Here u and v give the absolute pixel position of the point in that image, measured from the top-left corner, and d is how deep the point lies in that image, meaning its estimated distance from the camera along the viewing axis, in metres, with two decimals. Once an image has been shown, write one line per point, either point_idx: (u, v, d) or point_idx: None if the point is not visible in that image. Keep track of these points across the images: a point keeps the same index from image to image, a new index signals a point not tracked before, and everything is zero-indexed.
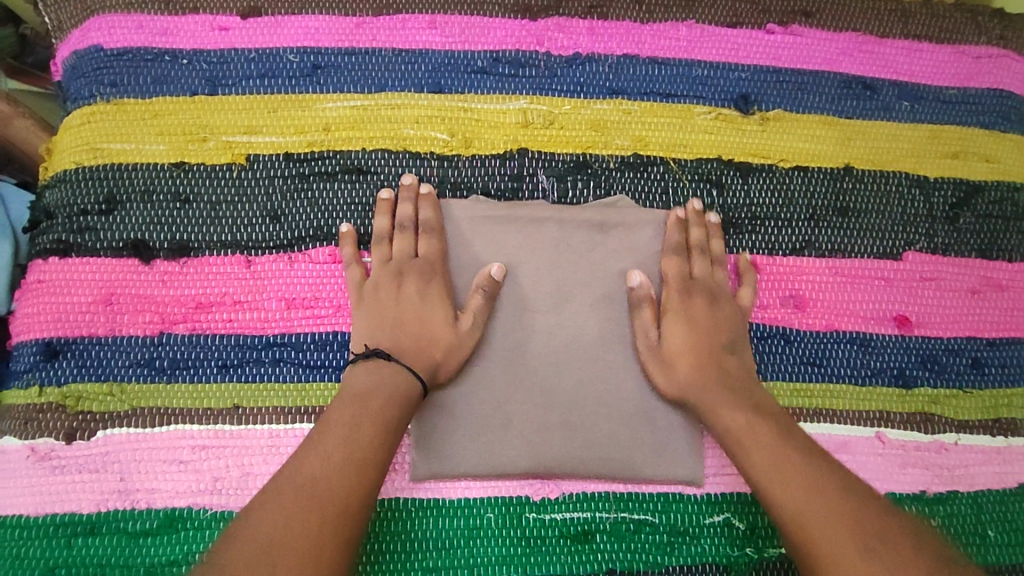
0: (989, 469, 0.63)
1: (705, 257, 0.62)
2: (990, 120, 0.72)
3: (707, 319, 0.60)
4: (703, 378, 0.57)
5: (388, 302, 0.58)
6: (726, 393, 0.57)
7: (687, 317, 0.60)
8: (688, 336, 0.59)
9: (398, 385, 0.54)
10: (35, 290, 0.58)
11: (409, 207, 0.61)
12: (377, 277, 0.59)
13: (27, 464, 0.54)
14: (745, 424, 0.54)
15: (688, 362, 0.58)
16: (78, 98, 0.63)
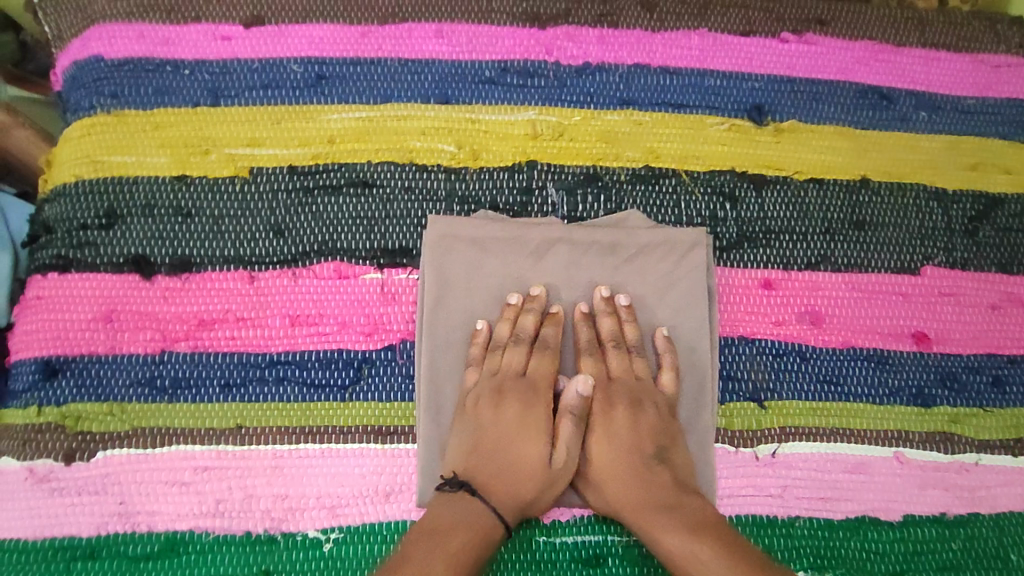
0: (1011, 491, 0.61)
1: (617, 352, 0.59)
2: (1009, 130, 0.70)
3: (631, 427, 0.57)
4: (636, 498, 0.54)
5: (485, 419, 0.56)
6: (662, 514, 0.53)
7: (608, 431, 0.57)
8: (619, 450, 0.56)
9: (480, 528, 0.51)
10: (33, 307, 0.57)
11: (533, 318, 0.58)
12: (479, 386, 0.57)
13: (25, 486, 0.53)
14: (683, 548, 0.51)
15: (616, 483, 0.55)
16: (79, 109, 0.62)
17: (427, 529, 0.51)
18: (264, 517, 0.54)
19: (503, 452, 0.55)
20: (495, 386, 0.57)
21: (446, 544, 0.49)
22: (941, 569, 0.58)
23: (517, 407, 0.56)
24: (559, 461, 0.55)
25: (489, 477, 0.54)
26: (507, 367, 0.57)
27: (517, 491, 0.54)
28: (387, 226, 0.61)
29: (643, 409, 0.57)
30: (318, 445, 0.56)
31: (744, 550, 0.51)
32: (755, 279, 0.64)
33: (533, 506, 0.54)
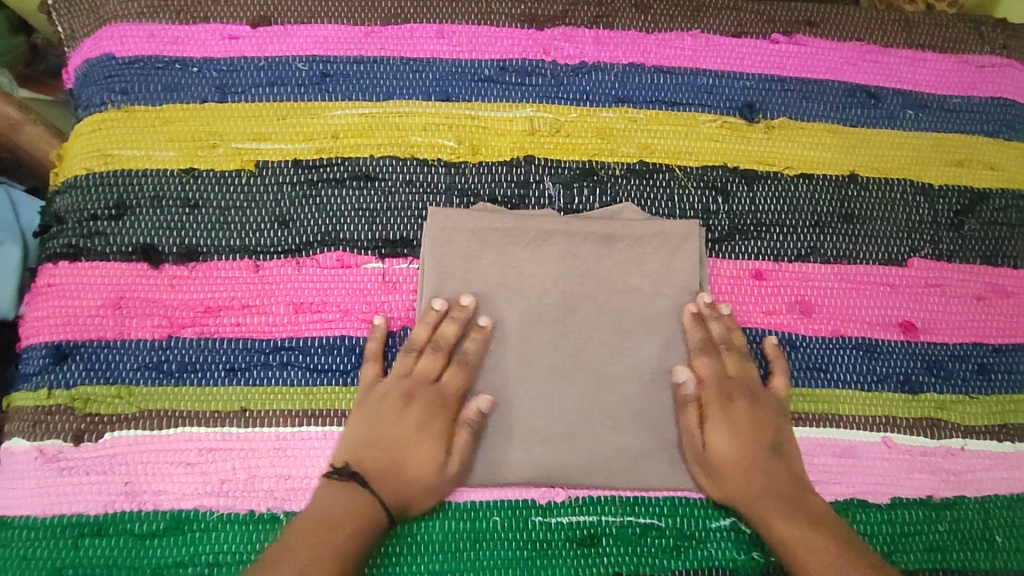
0: (995, 475, 0.63)
1: (735, 352, 0.60)
2: (995, 128, 0.72)
3: (751, 424, 0.58)
4: (756, 488, 0.56)
5: (385, 421, 0.56)
6: (783, 506, 0.55)
7: (730, 425, 0.58)
8: (737, 443, 0.57)
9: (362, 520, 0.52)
10: (44, 294, 0.59)
11: (455, 327, 0.58)
12: (388, 387, 0.57)
13: (35, 465, 0.54)
14: (802, 538, 0.53)
15: (736, 472, 0.57)
16: (90, 105, 0.64)
17: (317, 520, 0.52)
18: (268, 496, 0.56)
19: (399, 451, 0.55)
20: (400, 389, 0.57)
21: (332, 536, 0.51)
22: (928, 549, 0.61)
23: (420, 413, 0.57)
24: (453, 469, 0.56)
25: (377, 475, 0.54)
26: (419, 373, 0.58)
27: (406, 492, 0.54)
28: (388, 218, 0.63)
29: (760, 403, 0.58)
30: (321, 427, 0.58)
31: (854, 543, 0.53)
32: (747, 270, 0.65)
33: (415, 507, 0.55)
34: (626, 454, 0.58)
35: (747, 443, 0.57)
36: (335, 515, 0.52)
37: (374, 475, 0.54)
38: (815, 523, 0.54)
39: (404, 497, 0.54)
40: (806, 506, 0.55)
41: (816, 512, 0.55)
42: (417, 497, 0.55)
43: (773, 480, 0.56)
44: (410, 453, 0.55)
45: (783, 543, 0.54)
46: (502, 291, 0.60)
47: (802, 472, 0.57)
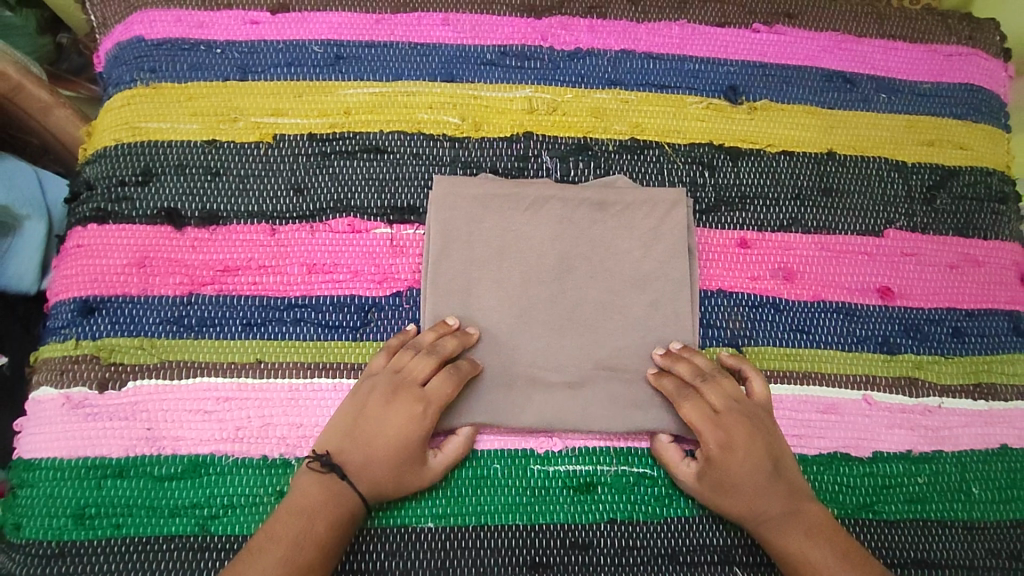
0: (971, 431, 0.67)
1: (715, 386, 0.60)
2: (962, 111, 0.77)
3: (747, 452, 0.58)
4: (763, 510, 0.58)
5: (372, 415, 0.57)
6: (790, 521, 0.57)
7: (723, 460, 0.58)
8: (736, 473, 0.58)
9: (350, 468, 0.56)
10: (73, 254, 0.62)
11: (454, 342, 0.60)
12: (378, 383, 0.58)
13: (61, 411, 0.58)
14: (805, 549, 0.56)
15: (735, 498, 0.58)
16: (120, 83, 0.69)
17: (303, 505, 0.54)
18: (280, 443, 0.59)
19: (376, 442, 0.56)
20: (382, 376, 0.59)
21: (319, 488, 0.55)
22: (908, 500, 0.64)
23: (404, 414, 0.57)
24: (429, 472, 0.58)
25: (356, 464, 0.56)
26: (406, 369, 0.58)
27: (380, 480, 0.56)
28: (396, 187, 0.67)
29: (755, 429, 0.59)
30: (332, 379, 0.61)
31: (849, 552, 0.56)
32: (732, 239, 0.70)
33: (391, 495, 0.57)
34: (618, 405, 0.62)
35: (747, 474, 0.58)
36: (318, 504, 0.54)
37: (354, 467, 0.56)
38: (818, 536, 0.57)
39: (378, 484, 0.56)
40: (810, 518, 0.58)
41: (817, 520, 0.58)
42: (391, 488, 0.57)
43: (778, 500, 0.58)
44: (385, 446, 0.56)
45: (787, 554, 0.57)
46: (502, 255, 0.64)
47: (802, 485, 0.59)
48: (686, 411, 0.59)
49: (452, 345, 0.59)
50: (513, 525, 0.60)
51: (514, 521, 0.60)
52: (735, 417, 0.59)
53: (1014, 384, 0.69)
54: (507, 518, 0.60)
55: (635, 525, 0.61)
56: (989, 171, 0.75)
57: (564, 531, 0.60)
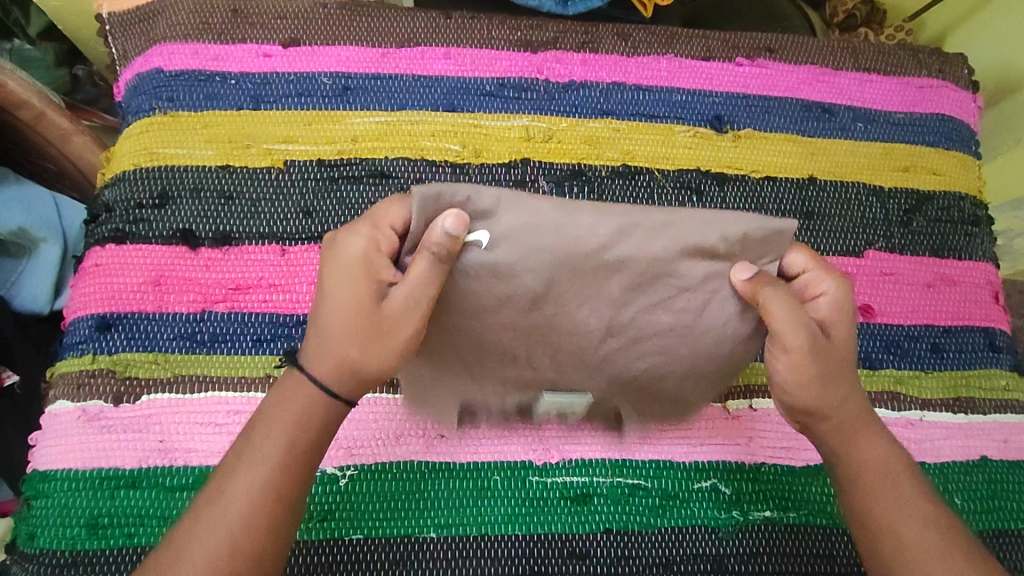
0: (952, 443, 0.69)
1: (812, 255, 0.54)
2: (935, 139, 0.82)
3: (845, 319, 0.54)
4: (846, 404, 0.55)
5: (338, 287, 0.50)
6: (863, 427, 0.55)
7: (838, 322, 0.54)
8: (839, 340, 0.54)
9: (323, 347, 0.51)
10: (92, 273, 0.65)
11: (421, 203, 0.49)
12: (345, 253, 0.50)
13: (77, 423, 0.60)
14: (879, 467, 0.54)
15: (839, 375, 0.54)
16: (139, 111, 0.73)
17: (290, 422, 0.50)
18: None
19: (339, 311, 0.50)
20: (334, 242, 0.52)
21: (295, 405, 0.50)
22: None
23: (359, 277, 0.49)
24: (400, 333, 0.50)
25: (323, 344, 0.50)
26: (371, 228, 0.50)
27: (348, 345, 0.50)
28: None
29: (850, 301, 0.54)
30: None
31: (917, 506, 0.53)
32: None
33: (365, 365, 0.50)
34: (671, 227, 0.47)
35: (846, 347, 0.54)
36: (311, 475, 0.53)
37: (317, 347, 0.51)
38: (890, 459, 0.55)
39: (346, 355, 0.50)
40: (864, 416, 0.56)
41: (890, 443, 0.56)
42: (366, 363, 0.50)
43: (854, 395, 0.55)
44: (342, 301, 0.50)
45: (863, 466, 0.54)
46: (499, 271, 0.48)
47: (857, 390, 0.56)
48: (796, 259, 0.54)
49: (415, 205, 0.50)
50: (512, 535, 0.62)
51: (512, 531, 0.62)
52: (839, 276, 0.54)
53: (992, 398, 0.72)
54: (507, 528, 0.62)
55: (629, 535, 0.63)
56: (961, 195, 0.80)
57: (562, 541, 0.62)
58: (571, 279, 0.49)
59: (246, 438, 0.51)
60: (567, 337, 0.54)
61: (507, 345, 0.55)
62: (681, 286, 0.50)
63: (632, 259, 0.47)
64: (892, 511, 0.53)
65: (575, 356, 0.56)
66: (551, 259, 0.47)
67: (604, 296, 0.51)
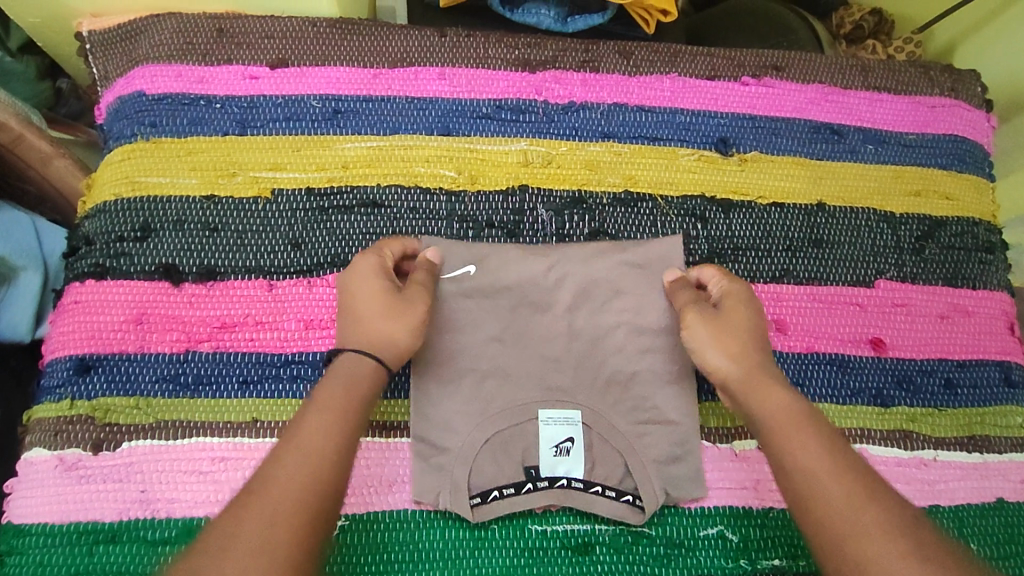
0: (967, 484, 0.67)
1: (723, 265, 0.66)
2: (947, 161, 0.79)
3: (745, 290, 0.63)
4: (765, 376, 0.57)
5: (356, 283, 0.59)
6: (769, 383, 0.56)
7: (743, 305, 0.61)
8: (735, 309, 0.61)
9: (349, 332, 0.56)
10: (70, 310, 0.62)
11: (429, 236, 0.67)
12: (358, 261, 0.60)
13: (53, 473, 0.57)
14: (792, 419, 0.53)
15: (749, 347, 0.58)
16: (121, 137, 0.69)
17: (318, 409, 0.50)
18: None
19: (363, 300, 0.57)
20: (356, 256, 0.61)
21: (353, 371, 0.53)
22: None
23: (373, 272, 0.59)
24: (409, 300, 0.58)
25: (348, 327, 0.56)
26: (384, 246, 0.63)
27: (364, 310, 0.57)
28: None
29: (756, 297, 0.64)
30: None
31: None
32: None
33: (398, 337, 0.56)
34: (599, 257, 0.68)
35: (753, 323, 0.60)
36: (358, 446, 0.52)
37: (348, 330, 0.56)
38: (797, 415, 0.53)
39: (381, 330, 0.56)
40: (768, 371, 0.57)
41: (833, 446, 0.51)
42: (386, 323, 0.56)
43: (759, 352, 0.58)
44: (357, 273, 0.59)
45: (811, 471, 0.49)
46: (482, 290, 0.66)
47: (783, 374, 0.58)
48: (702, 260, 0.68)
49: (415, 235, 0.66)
50: None
51: None
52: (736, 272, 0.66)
53: (1007, 436, 0.70)
54: None
55: None
56: (975, 221, 0.77)
57: None
58: (535, 292, 0.67)
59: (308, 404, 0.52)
60: (540, 346, 0.66)
61: (497, 361, 0.65)
62: (615, 291, 0.68)
63: (571, 271, 0.68)
64: (808, 469, 0.49)
65: (551, 367, 0.65)
66: (514, 278, 0.67)
67: (558, 306, 0.67)
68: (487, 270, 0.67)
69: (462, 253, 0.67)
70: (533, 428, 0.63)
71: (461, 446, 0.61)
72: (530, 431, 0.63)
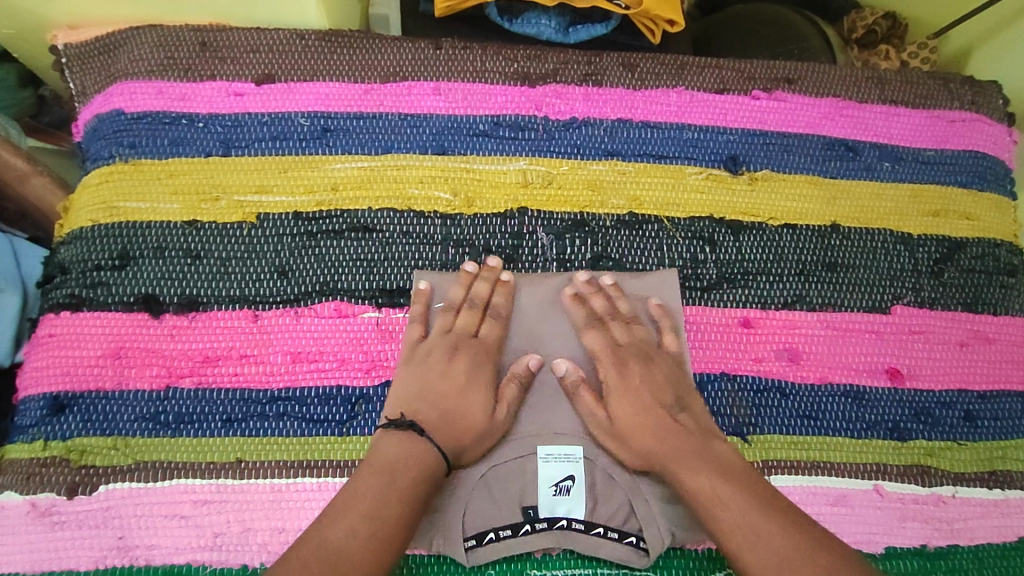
0: (987, 523, 0.64)
1: (620, 324, 0.64)
2: (967, 179, 0.75)
3: (613, 363, 0.63)
4: (671, 454, 0.57)
5: (436, 372, 0.60)
6: (681, 457, 0.56)
7: (626, 387, 0.61)
8: (623, 395, 0.60)
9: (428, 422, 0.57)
10: (45, 344, 0.60)
11: (487, 286, 0.64)
12: (433, 342, 0.62)
13: (27, 520, 0.55)
14: (708, 489, 0.54)
15: (643, 431, 0.58)
16: (98, 158, 0.66)
17: (399, 494, 0.51)
18: (261, 550, 0.55)
19: (452, 400, 0.59)
20: (446, 343, 0.62)
21: (427, 456, 0.54)
22: None
23: (467, 366, 0.61)
24: (499, 416, 0.60)
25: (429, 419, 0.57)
26: (462, 329, 0.63)
27: (455, 409, 0.58)
28: (385, 268, 0.64)
29: (653, 362, 0.62)
30: (316, 479, 0.57)
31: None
32: (735, 318, 0.67)
33: (466, 454, 0.58)
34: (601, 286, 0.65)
35: (638, 403, 0.60)
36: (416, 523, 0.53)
37: (430, 422, 0.57)
38: (717, 485, 0.54)
39: (460, 441, 0.57)
40: (679, 449, 0.57)
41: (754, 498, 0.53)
42: (468, 440, 0.57)
43: (661, 431, 0.58)
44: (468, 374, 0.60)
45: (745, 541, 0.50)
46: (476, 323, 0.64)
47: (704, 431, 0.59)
48: (582, 313, 0.64)
49: (484, 288, 0.64)
50: None
51: None
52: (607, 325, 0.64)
53: None
54: None
55: None
56: (996, 242, 0.73)
57: None
58: (544, 320, 0.65)
59: (388, 477, 0.52)
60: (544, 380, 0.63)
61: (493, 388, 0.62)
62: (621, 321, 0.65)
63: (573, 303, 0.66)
64: (747, 545, 0.50)
65: (553, 398, 0.62)
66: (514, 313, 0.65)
67: (558, 338, 0.65)
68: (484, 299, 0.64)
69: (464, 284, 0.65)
70: (533, 465, 0.60)
71: (458, 485, 0.58)
72: (530, 468, 0.60)
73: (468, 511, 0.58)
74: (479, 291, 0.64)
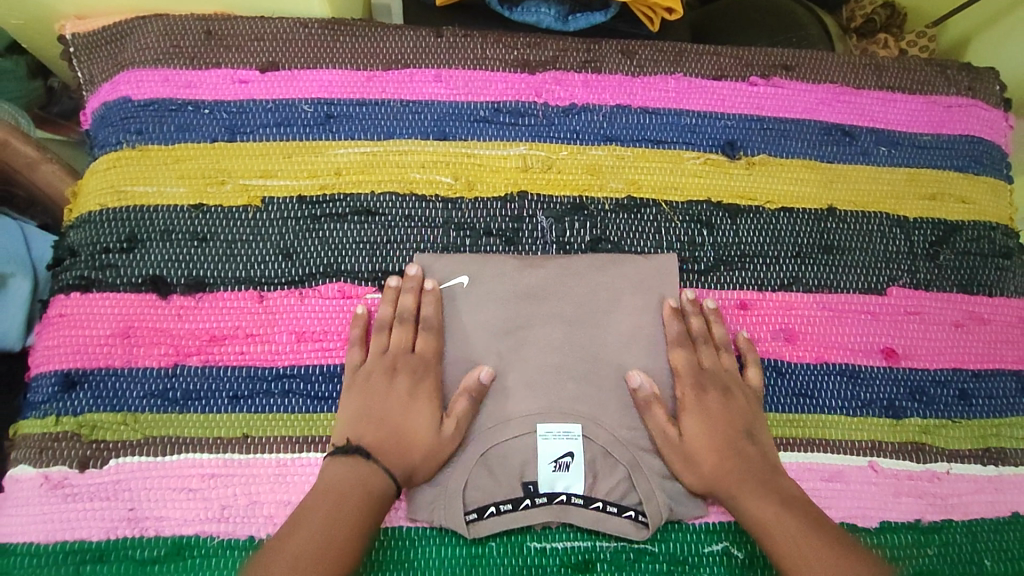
0: (981, 498, 0.65)
1: (708, 347, 0.65)
2: (964, 163, 0.76)
3: (691, 383, 0.63)
4: (738, 477, 0.59)
5: (377, 393, 0.59)
6: (744, 481, 0.58)
7: (702, 408, 0.62)
8: (703, 416, 0.61)
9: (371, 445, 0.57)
10: (56, 324, 0.61)
11: (412, 296, 0.63)
12: (371, 365, 0.61)
13: (40, 492, 0.56)
14: (770, 513, 0.56)
15: (713, 454, 0.60)
16: (106, 144, 0.68)
17: (346, 515, 0.53)
18: (267, 522, 0.57)
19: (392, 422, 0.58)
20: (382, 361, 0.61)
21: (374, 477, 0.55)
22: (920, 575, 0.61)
23: (405, 386, 0.60)
24: (448, 431, 0.59)
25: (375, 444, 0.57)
26: (398, 346, 0.62)
27: (399, 429, 0.58)
28: (388, 251, 0.66)
29: (729, 390, 0.63)
30: (320, 454, 0.59)
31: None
32: (733, 300, 0.68)
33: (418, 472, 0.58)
34: (599, 269, 0.66)
35: (718, 424, 0.61)
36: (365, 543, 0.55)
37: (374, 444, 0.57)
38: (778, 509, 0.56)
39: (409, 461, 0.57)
40: (747, 476, 0.59)
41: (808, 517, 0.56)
42: (417, 460, 0.57)
43: (728, 455, 0.60)
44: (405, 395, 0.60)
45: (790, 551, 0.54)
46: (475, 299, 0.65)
47: (771, 461, 0.60)
48: (677, 330, 0.64)
49: (408, 300, 0.63)
50: None
51: None
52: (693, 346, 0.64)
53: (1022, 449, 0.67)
54: None
55: None
56: (992, 225, 0.74)
57: None
58: (541, 299, 0.65)
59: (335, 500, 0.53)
60: (542, 357, 0.63)
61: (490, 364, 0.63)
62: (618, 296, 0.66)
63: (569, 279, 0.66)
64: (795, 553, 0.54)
65: (552, 373, 0.62)
66: (515, 292, 0.65)
67: (556, 317, 0.65)
68: (481, 279, 0.65)
69: (460, 263, 0.65)
70: (532, 441, 0.60)
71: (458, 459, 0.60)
72: (529, 445, 0.60)
73: (467, 484, 0.59)
74: (406, 302, 0.63)
